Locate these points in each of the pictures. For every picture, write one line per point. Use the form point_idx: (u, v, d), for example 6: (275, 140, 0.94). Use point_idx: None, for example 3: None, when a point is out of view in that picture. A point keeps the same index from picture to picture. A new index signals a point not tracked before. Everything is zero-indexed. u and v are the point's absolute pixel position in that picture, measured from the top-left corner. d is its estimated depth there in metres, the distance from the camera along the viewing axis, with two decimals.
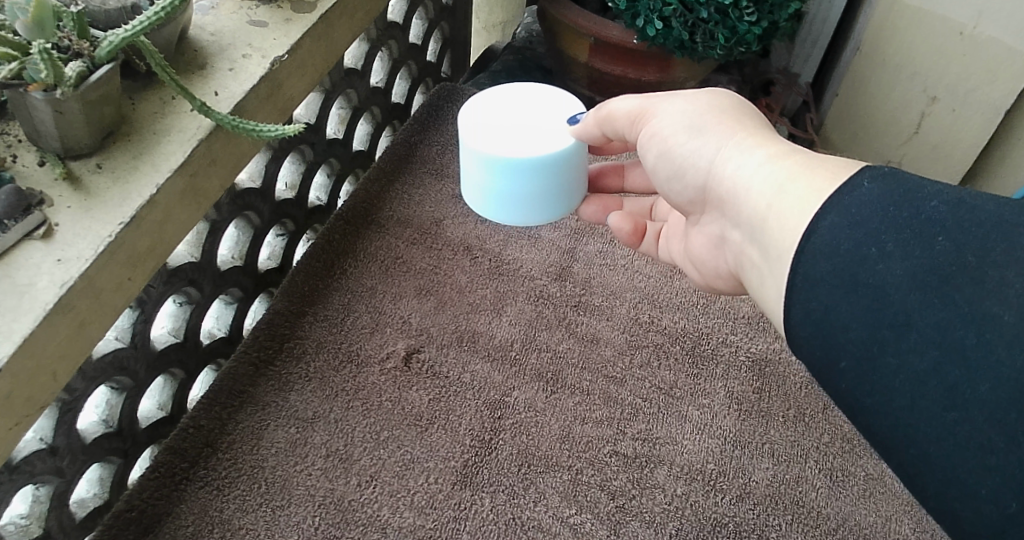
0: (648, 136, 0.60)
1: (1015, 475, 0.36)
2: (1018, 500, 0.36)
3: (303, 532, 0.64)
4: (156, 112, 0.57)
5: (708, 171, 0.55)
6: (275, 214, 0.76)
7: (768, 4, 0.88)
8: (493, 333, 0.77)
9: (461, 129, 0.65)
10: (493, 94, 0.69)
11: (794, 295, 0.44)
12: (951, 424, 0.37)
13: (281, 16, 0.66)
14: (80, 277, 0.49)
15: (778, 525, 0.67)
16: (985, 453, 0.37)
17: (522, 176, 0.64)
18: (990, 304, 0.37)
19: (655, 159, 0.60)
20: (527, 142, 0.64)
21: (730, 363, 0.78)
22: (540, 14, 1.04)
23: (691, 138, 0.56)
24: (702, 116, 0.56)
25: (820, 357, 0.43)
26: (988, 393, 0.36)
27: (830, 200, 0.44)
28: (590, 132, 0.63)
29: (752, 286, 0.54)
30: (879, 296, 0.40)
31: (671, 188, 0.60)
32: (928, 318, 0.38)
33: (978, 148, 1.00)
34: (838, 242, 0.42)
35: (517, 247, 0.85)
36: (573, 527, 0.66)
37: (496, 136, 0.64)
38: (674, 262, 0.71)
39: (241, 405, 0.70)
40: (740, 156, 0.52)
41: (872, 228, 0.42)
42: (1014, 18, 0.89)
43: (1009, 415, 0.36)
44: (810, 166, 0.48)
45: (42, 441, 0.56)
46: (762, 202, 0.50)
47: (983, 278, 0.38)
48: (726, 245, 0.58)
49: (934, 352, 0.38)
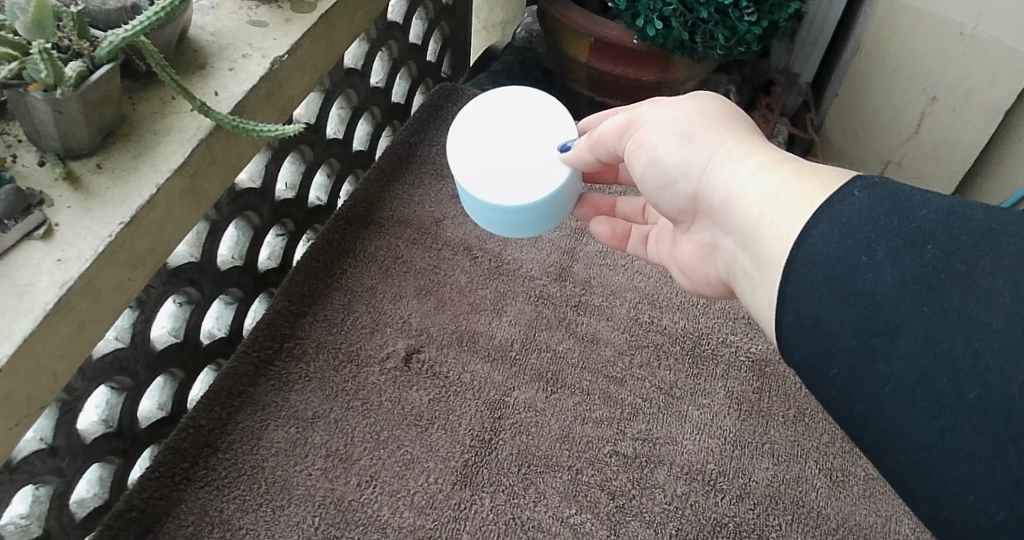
0: (637, 145, 0.58)
1: (1004, 482, 0.36)
2: (1006, 507, 0.36)
3: (303, 532, 0.64)
4: (155, 112, 0.57)
5: (700, 179, 0.55)
6: (274, 214, 0.76)
7: (768, 4, 0.88)
8: (493, 333, 0.77)
9: (450, 149, 0.67)
10: (495, 105, 0.69)
11: (789, 296, 0.44)
12: (942, 428, 0.37)
13: (281, 16, 0.66)
14: (80, 277, 0.49)
15: (778, 526, 0.68)
16: (976, 457, 0.36)
17: (494, 213, 0.66)
18: (979, 312, 0.37)
19: (644, 169, 0.59)
20: (508, 182, 0.65)
21: (730, 363, 0.78)
22: (540, 14, 1.04)
23: (682, 147, 0.56)
24: (693, 124, 0.56)
25: (813, 359, 0.43)
26: (975, 400, 0.36)
27: (822, 208, 0.44)
28: (584, 159, 0.64)
29: (745, 294, 0.54)
30: (869, 304, 0.40)
31: (661, 197, 0.60)
32: (918, 326, 0.39)
33: (978, 147, 1.00)
34: (829, 251, 0.42)
35: (517, 247, 0.84)
36: (573, 527, 0.66)
37: (480, 165, 0.66)
38: (663, 264, 0.70)
39: (241, 405, 0.70)
40: (732, 164, 0.52)
41: (863, 237, 0.42)
42: (1013, 18, 0.89)
43: (999, 423, 0.36)
44: (802, 174, 0.48)
45: (42, 441, 0.56)
46: (756, 209, 0.50)
47: (972, 285, 0.38)
48: (717, 252, 0.58)
49: (925, 359, 0.38)
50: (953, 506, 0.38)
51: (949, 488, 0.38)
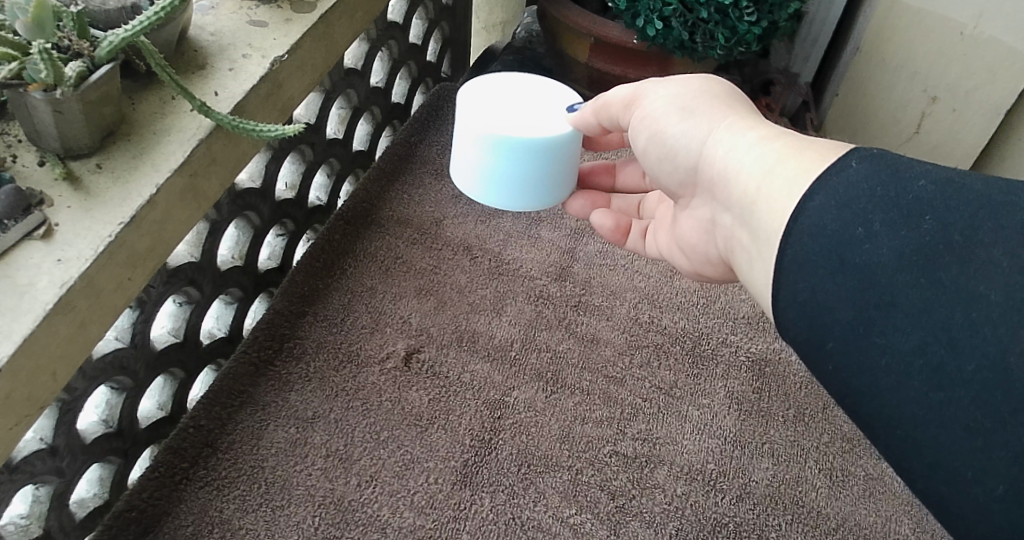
0: (641, 119, 0.59)
1: (1003, 457, 0.36)
2: (1005, 483, 0.36)
3: (303, 532, 0.63)
4: (155, 112, 0.58)
5: (701, 152, 0.55)
6: (275, 214, 0.76)
7: (768, 4, 0.88)
8: (493, 333, 0.78)
9: (461, 114, 0.64)
10: (484, 87, 0.66)
11: (784, 276, 0.44)
12: (940, 402, 0.37)
13: (281, 16, 0.66)
14: (80, 277, 0.49)
15: (778, 526, 0.67)
16: (973, 432, 0.36)
17: (540, 155, 0.62)
18: (977, 283, 0.37)
19: (647, 144, 0.60)
20: (537, 121, 0.63)
21: (730, 363, 0.78)
22: (540, 14, 1.05)
23: (684, 120, 0.56)
24: (695, 99, 0.56)
25: (810, 341, 0.43)
26: (974, 372, 0.36)
27: (818, 180, 0.45)
28: (588, 122, 0.62)
29: (743, 271, 0.54)
30: (865, 274, 0.40)
31: (662, 171, 0.60)
32: (915, 300, 0.38)
33: (979, 146, 1.02)
34: (826, 222, 0.43)
35: (517, 247, 0.86)
36: (573, 527, 0.65)
37: (502, 116, 0.62)
38: (663, 256, 0.70)
39: (241, 405, 0.70)
40: (732, 138, 0.53)
41: (859, 208, 0.42)
42: (1013, 19, 0.92)
43: (998, 397, 0.36)
44: (800, 147, 0.48)
45: (42, 442, 0.56)
46: (752, 183, 0.50)
47: (969, 257, 0.38)
48: (716, 230, 0.58)
49: (921, 332, 0.38)
50: (950, 484, 0.38)
51: (948, 468, 0.37)
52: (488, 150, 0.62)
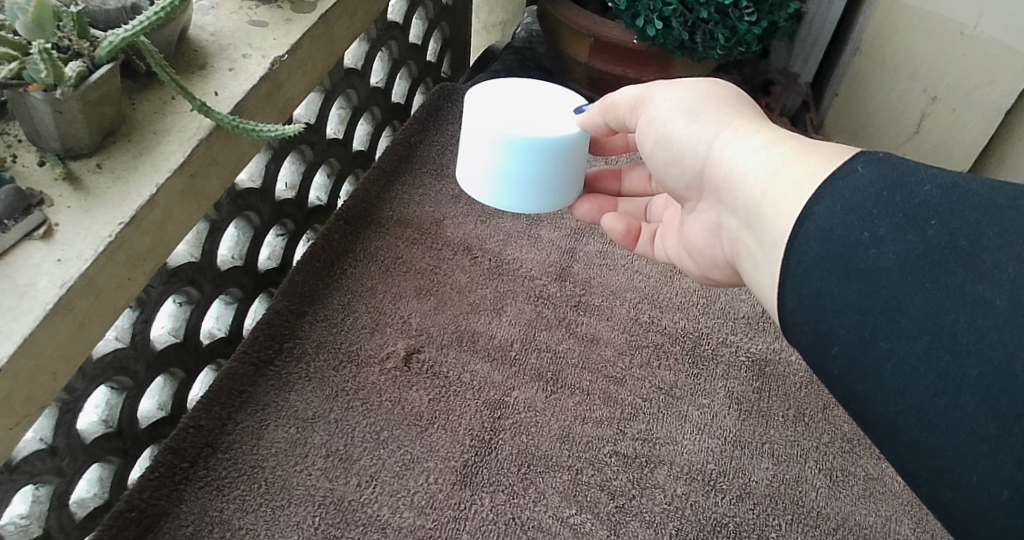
0: (649, 122, 0.59)
1: (1007, 461, 0.36)
2: (1010, 486, 0.36)
3: (303, 531, 0.63)
4: (155, 112, 0.58)
5: (707, 155, 0.55)
6: (275, 214, 0.76)
7: (768, 4, 0.89)
8: (493, 333, 0.78)
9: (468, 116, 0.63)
10: (490, 90, 0.65)
11: (789, 279, 0.44)
12: (944, 406, 0.37)
13: (281, 16, 0.66)
14: (80, 277, 0.49)
15: (778, 526, 0.67)
16: (977, 435, 0.36)
17: (549, 154, 0.62)
18: (982, 288, 0.37)
19: (654, 145, 0.60)
20: (545, 121, 0.62)
21: (730, 362, 0.78)
22: (540, 14, 1.05)
23: (690, 123, 0.56)
24: (702, 102, 0.56)
25: (813, 340, 0.43)
26: (979, 377, 0.36)
27: (823, 185, 0.44)
28: (595, 124, 0.62)
29: (748, 273, 0.54)
30: (870, 278, 0.40)
31: (669, 173, 0.60)
32: (919, 305, 0.38)
33: (979, 146, 1.02)
34: (832, 227, 0.42)
35: (517, 247, 0.86)
36: (573, 527, 0.65)
37: (509, 117, 0.62)
38: (671, 260, 0.70)
39: (242, 405, 0.70)
40: (738, 141, 0.53)
41: (865, 213, 0.42)
42: (1013, 19, 0.92)
43: (1001, 402, 0.36)
44: (806, 151, 0.48)
45: (42, 441, 0.56)
46: (759, 187, 0.50)
47: (974, 261, 0.38)
48: (722, 232, 0.58)
49: (926, 337, 0.38)
50: (954, 488, 0.38)
51: (952, 470, 0.37)
52: (499, 151, 0.62)
